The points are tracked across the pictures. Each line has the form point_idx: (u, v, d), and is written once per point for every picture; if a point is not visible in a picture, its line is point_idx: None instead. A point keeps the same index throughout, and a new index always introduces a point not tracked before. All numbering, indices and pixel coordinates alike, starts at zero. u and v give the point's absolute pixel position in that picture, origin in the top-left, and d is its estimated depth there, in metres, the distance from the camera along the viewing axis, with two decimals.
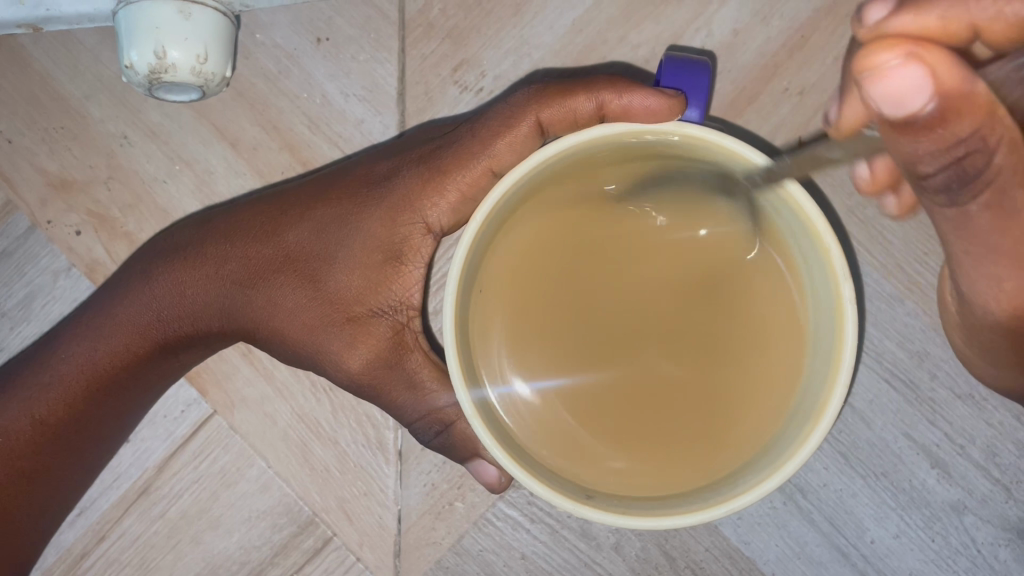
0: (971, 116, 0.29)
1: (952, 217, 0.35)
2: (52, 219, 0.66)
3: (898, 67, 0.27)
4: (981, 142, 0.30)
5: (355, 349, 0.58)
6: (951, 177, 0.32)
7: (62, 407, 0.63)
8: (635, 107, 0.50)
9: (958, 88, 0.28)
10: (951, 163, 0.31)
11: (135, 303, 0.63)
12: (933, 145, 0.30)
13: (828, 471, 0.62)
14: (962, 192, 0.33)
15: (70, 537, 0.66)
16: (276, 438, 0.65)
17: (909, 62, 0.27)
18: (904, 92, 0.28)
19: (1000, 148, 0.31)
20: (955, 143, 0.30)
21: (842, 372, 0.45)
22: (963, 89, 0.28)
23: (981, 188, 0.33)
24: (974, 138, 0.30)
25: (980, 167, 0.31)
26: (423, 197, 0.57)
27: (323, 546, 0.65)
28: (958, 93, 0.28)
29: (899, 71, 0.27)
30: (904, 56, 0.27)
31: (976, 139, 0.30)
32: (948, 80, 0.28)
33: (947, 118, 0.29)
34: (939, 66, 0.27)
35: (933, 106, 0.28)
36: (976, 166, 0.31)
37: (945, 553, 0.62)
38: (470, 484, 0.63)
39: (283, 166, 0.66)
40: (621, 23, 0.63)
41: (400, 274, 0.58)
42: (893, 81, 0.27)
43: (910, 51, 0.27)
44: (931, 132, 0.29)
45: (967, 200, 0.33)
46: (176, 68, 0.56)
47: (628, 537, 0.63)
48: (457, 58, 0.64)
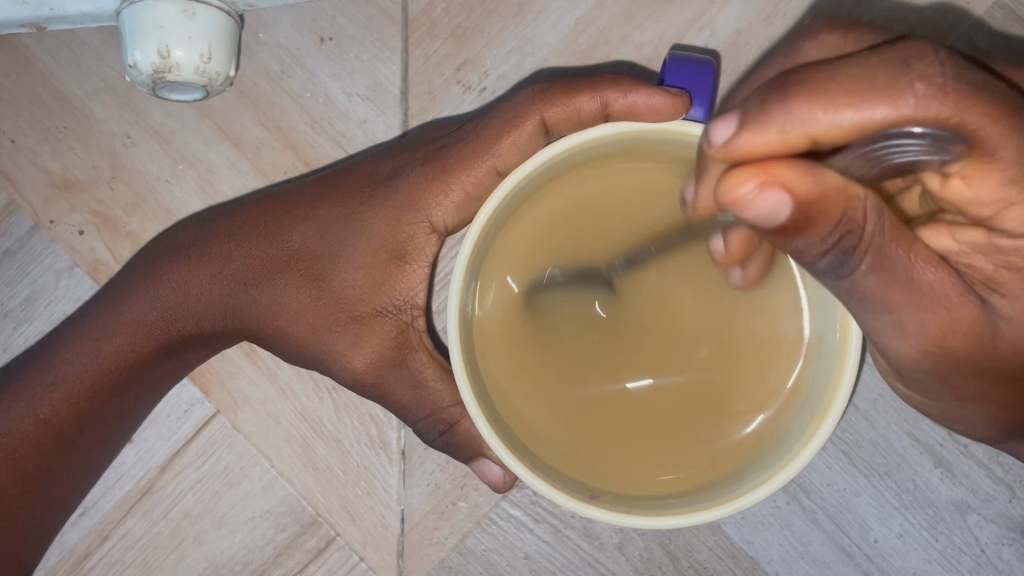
0: (834, 209, 0.35)
1: (844, 286, 0.40)
2: (56, 219, 0.66)
3: (757, 197, 0.34)
4: (852, 224, 0.36)
5: (359, 348, 0.58)
6: (834, 258, 0.37)
7: (65, 407, 0.63)
8: (640, 106, 0.50)
9: (811, 193, 0.34)
10: (831, 247, 0.37)
11: (139, 303, 0.63)
12: (812, 238, 0.36)
13: (831, 471, 0.62)
14: (848, 264, 0.38)
15: (73, 537, 0.66)
16: (279, 437, 0.65)
17: (764, 189, 0.34)
18: (770, 211, 0.34)
19: (870, 220, 0.36)
20: (827, 234, 0.36)
21: (846, 371, 0.45)
22: (817, 189, 0.34)
23: (861, 255, 0.38)
24: (842, 225, 0.36)
25: (855, 243, 0.37)
26: (427, 197, 0.57)
27: (326, 546, 0.65)
28: (816, 196, 0.34)
29: (755, 198, 0.34)
30: (759, 186, 0.34)
31: (845, 226, 0.36)
32: (801, 190, 0.34)
33: (810, 221, 0.35)
34: (788, 183, 0.34)
35: (797, 212, 0.34)
36: (852, 244, 0.37)
37: (949, 552, 0.62)
38: (474, 484, 0.63)
39: (286, 166, 0.66)
40: (624, 23, 0.63)
41: (404, 273, 0.58)
42: (756, 206, 0.34)
43: (761, 177, 0.34)
44: (803, 232, 0.36)
45: (853, 270, 0.38)
46: (180, 67, 0.56)
47: (632, 537, 0.63)
48: (460, 58, 0.64)
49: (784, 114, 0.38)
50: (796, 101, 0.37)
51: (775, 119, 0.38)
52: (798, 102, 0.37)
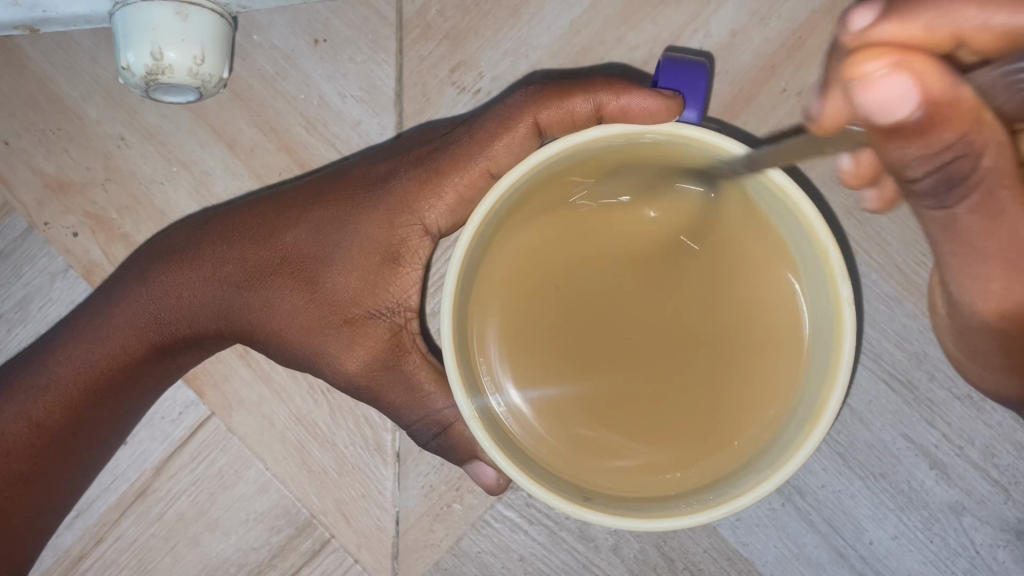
0: (955, 123, 0.29)
1: (940, 218, 0.35)
2: (49, 221, 0.66)
3: (885, 76, 0.27)
4: (968, 148, 0.30)
5: (352, 351, 0.58)
6: (940, 179, 0.32)
7: (59, 410, 0.63)
8: (633, 109, 0.50)
9: (943, 94, 0.28)
10: (936, 166, 0.31)
11: (132, 305, 0.62)
12: (920, 150, 0.30)
13: (826, 472, 0.62)
14: (951, 194, 0.33)
15: (68, 540, 0.66)
16: (273, 440, 0.65)
17: (896, 71, 0.27)
18: (889, 101, 0.28)
19: (989, 151, 0.31)
20: (943, 147, 0.30)
21: (841, 374, 0.44)
22: (947, 94, 0.28)
23: (970, 190, 0.33)
24: (961, 144, 0.30)
25: (967, 171, 0.31)
26: (420, 199, 0.57)
27: (321, 548, 0.65)
28: (944, 100, 0.28)
29: (882, 79, 0.27)
30: (889, 65, 0.27)
31: (964, 144, 0.30)
32: (936, 84, 0.28)
33: (933, 123, 0.29)
34: (923, 71, 0.27)
35: (919, 111, 0.28)
36: (964, 170, 0.31)
37: (944, 554, 0.62)
38: (468, 486, 0.63)
39: (280, 167, 0.66)
40: (618, 24, 0.63)
41: (397, 276, 0.58)
42: (879, 90, 0.27)
43: (898, 59, 0.27)
44: (919, 137, 0.29)
45: (954, 203, 0.34)
46: (173, 69, 0.56)
47: (627, 539, 0.63)
48: (454, 60, 0.64)
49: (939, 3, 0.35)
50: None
51: (926, 12, 0.35)
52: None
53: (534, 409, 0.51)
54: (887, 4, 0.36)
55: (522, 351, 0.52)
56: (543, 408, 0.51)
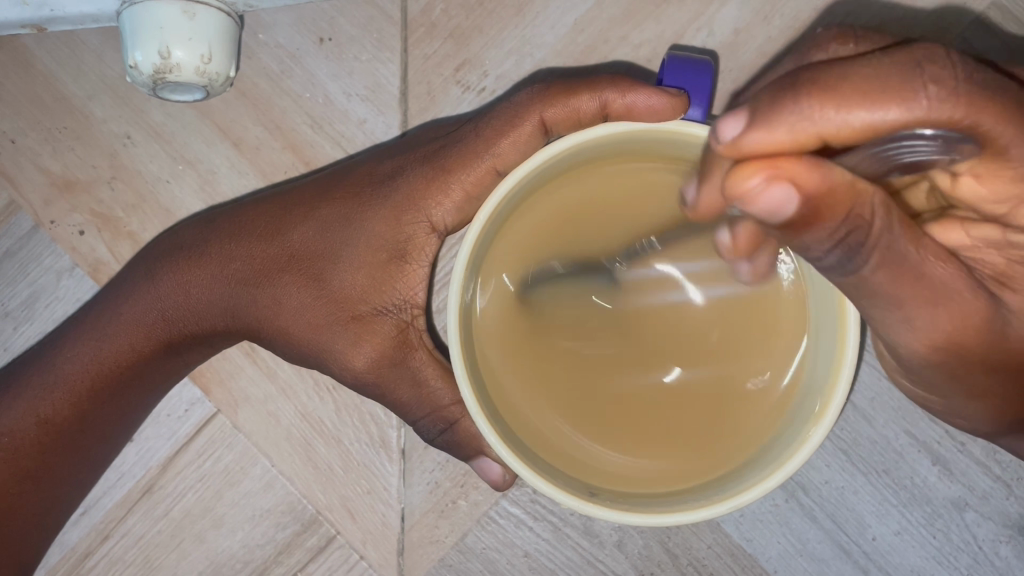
0: (838, 209, 0.35)
1: (851, 283, 0.40)
2: (56, 219, 0.67)
3: (762, 190, 0.34)
4: (858, 220, 0.36)
5: (360, 348, 0.58)
6: (842, 254, 0.37)
7: (66, 408, 0.63)
8: (639, 106, 0.51)
9: (820, 190, 0.35)
10: (839, 241, 0.36)
11: (140, 303, 0.63)
12: (821, 234, 0.36)
13: (829, 468, 0.62)
14: (857, 261, 0.38)
15: (74, 537, 0.66)
16: (279, 437, 0.65)
17: (771, 184, 0.34)
18: (774, 205, 0.35)
19: (878, 214, 0.36)
20: (832, 230, 0.36)
21: (845, 371, 0.45)
22: (827, 187, 0.35)
23: (869, 252, 0.38)
24: (849, 222, 0.36)
25: (863, 241, 0.37)
26: (427, 196, 0.57)
27: (327, 544, 0.65)
28: (822, 192, 0.35)
29: (760, 193, 0.35)
30: (765, 179, 0.34)
31: (850, 221, 0.36)
32: (808, 186, 0.35)
33: (817, 215, 0.35)
34: (794, 178, 0.34)
35: (802, 207, 0.35)
36: (858, 241, 0.37)
37: (947, 550, 0.62)
38: (473, 483, 0.63)
39: (286, 166, 0.66)
40: (623, 23, 0.63)
41: (405, 273, 0.59)
42: (761, 199, 0.35)
43: (771, 173, 0.35)
44: (810, 227, 0.36)
45: (864, 268, 0.38)
46: (181, 68, 0.57)
47: (631, 535, 0.64)
48: (459, 58, 0.64)
49: (794, 114, 0.38)
50: (805, 103, 0.38)
51: (786, 119, 0.38)
52: (801, 106, 0.38)
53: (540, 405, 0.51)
54: (755, 113, 0.39)
55: (527, 346, 0.52)
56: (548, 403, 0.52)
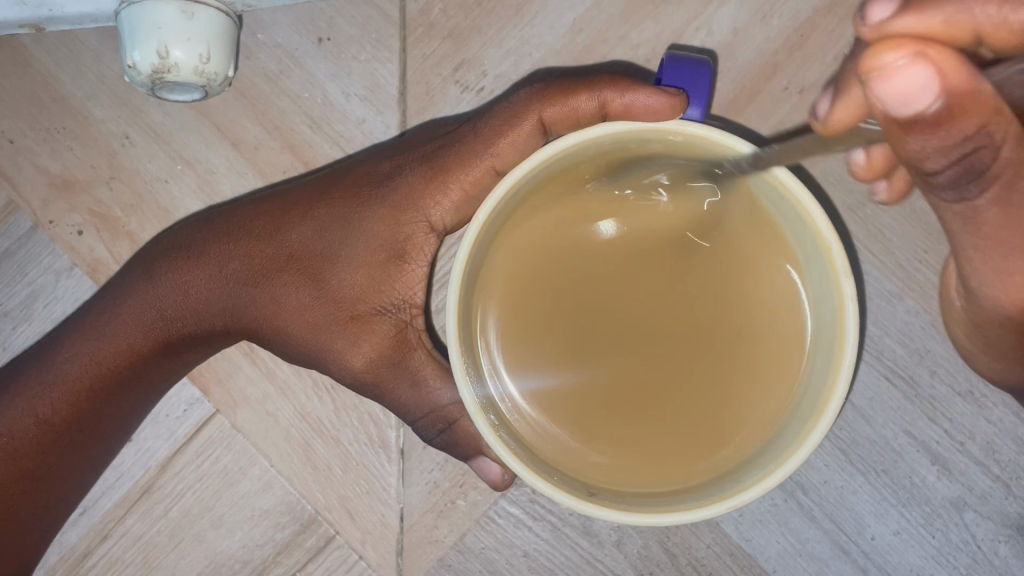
0: (973, 115, 0.30)
1: (962, 210, 0.36)
2: (55, 219, 0.66)
3: (904, 66, 0.27)
4: (987, 138, 0.31)
5: (359, 348, 0.58)
6: (957, 172, 0.33)
7: (64, 407, 0.63)
8: (637, 105, 0.50)
9: (960, 88, 0.29)
10: (956, 160, 0.32)
11: (138, 302, 0.63)
12: (940, 142, 0.31)
13: (828, 468, 0.62)
14: (970, 186, 0.34)
15: (73, 537, 0.66)
16: (278, 437, 0.65)
17: (914, 62, 0.27)
18: (908, 90, 0.28)
19: (1007, 143, 0.32)
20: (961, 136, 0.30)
21: (843, 371, 0.45)
22: (967, 87, 0.29)
23: (988, 182, 0.34)
24: (977, 137, 0.31)
25: (986, 163, 0.32)
26: (426, 196, 0.57)
27: (326, 544, 0.65)
28: (962, 90, 0.29)
29: (900, 70, 0.27)
30: (909, 56, 0.27)
31: (979, 137, 0.31)
32: (951, 78, 0.28)
33: (951, 116, 0.29)
34: (939, 62, 0.28)
35: (937, 107, 0.29)
36: (980, 165, 0.32)
37: (946, 549, 0.62)
38: (472, 482, 0.63)
39: (285, 166, 0.66)
40: (621, 23, 0.63)
41: (404, 272, 0.59)
42: (897, 80, 0.28)
43: (915, 50, 0.28)
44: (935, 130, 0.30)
45: (976, 195, 0.35)
46: (179, 68, 0.57)
47: (630, 535, 0.64)
48: (458, 58, 0.64)
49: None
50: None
51: (947, 4, 0.38)
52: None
53: (536, 401, 0.52)
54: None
55: (523, 343, 0.52)
56: (543, 400, 0.52)
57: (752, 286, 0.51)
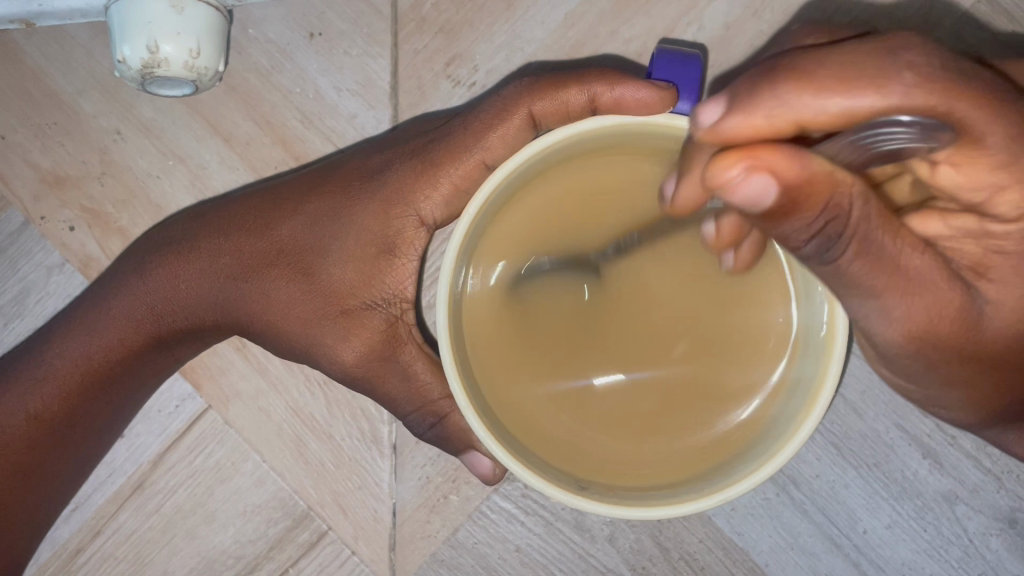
0: (816, 197, 0.35)
1: (832, 272, 0.39)
2: (46, 215, 0.66)
3: (741, 180, 0.34)
4: (837, 209, 0.36)
5: (349, 342, 0.58)
6: (820, 244, 0.37)
7: (57, 402, 0.63)
8: (628, 99, 0.51)
9: (797, 179, 0.34)
10: (816, 232, 0.36)
11: (129, 297, 0.63)
12: (798, 225, 0.36)
13: (820, 462, 0.63)
14: (834, 250, 0.37)
15: (65, 533, 0.66)
16: (270, 432, 0.65)
17: (750, 175, 0.34)
18: (752, 195, 0.35)
19: (856, 204, 0.36)
20: (811, 221, 0.36)
21: (835, 359, 0.45)
22: (802, 176, 0.34)
23: (848, 242, 0.37)
24: (828, 212, 0.35)
25: (841, 231, 0.36)
26: (416, 190, 0.57)
27: (319, 539, 0.65)
28: (800, 182, 0.34)
29: (738, 183, 0.34)
30: (744, 170, 0.34)
31: (828, 213, 0.35)
32: (787, 174, 0.34)
33: (794, 205, 0.35)
34: (771, 167, 0.34)
35: (776, 197, 0.35)
36: (837, 232, 0.36)
37: (937, 543, 0.62)
38: (465, 477, 0.63)
39: (276, 161, 0.66)
40: (613, 18, 0.63)
41: (394, 267, 0.59)
42: (735, 189, 0.34)
43: (750, 163, 0.34)
44: (789, 217, 0.36)
45: (840, 256, 0.37)
46: (169, 62, 0.56)
47: (623, 529, 0.64)
48: (450, 53, 0.64)
49: (771, 100, 0.40)
50: (785, 84, 0.40)
51: (763, 105, 0.40)
52: (783, 88, 0.40)
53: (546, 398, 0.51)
54: (733, 100, 0.41)
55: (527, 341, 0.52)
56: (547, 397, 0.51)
57: (733, 278, 0.51)
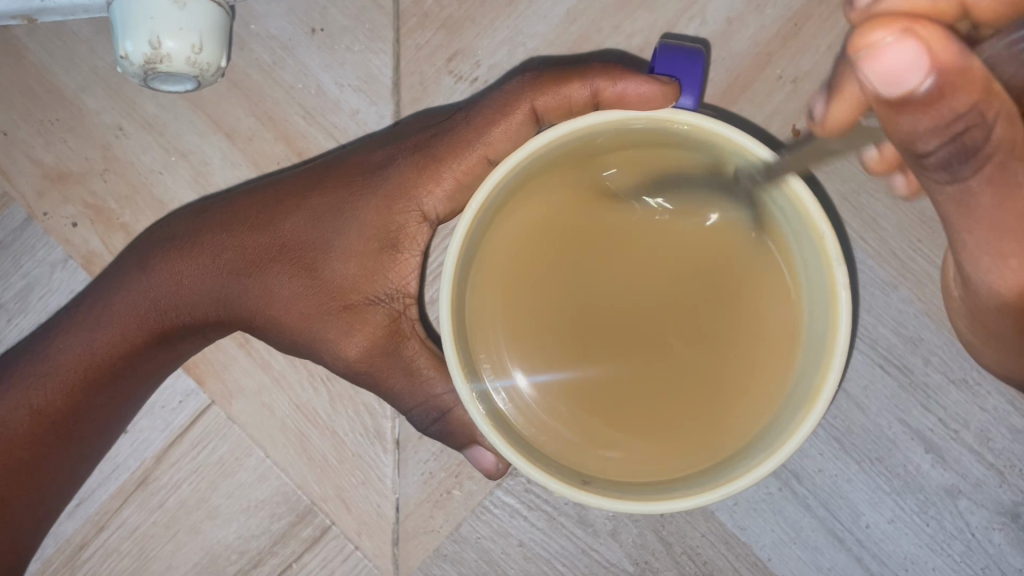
0: (966, 93, 0.29)
1: (952, 193, 0.34)
2: (49, 212, 0.66)
3: (889, 45, 0.27)
4: (981, 116, 0.30)
5: (352, 337, 0.58)
6: (950, 153, 0.31)
7: (60, 398, 0.63)
8: (629, 94, 0.50)
9: (950, 64, 0.28)
10: (948, 140, 0.30)
11: (132, 293, 0.63)
12: (931, 121, 0.30)
13: (823, 457, 0.63)
14: (964, 166, 0.32)
15: (69, 528, 0.66)
16: (273, 428, 0.65)
17: (903, 39, 0.27)
18: (897, 70, 0.27)
19: (1002, 120, 0.30)
20: (948, 119, 0.29)
21: (839, 343, 0.45)
22: (958, 64, 0.28)
23: (982, 162, 0.32)
24: (971, 112, 0.29)
25: (980, 142, 0.31)
26: (419, 185, 0.57)
27: (322, 534, 0.65)
28: (956, 69, 0.28)
29: (886, 48, 0.27)
30: (898, 34, 0.27)
31: (973, 114, 0.29)
32: (940, 53, 0.27)
33: (941, 94, 0.28)
34: (926, 39, 0.27)
35: (925, 85, 0.28)
36: (977, 141, 0.31)
37: (940, 537, 0.62)
38: (468, 472, 0.64)
39: (278, 157, 0.66)
40: (615, 13, 0.63)
41: (397, 262, 0.59)
42: (886, 58, 0.27)
43: (904, 27, 0.27)
44: (926, 108, 0.29)
45: (969, 174, 0.32)
46: (172, 58, 0.57)
47: (625, 524, 0.64)
48: (452, 48, 0.64)
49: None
50: None
51: None
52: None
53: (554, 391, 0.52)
54: None
55: (534, 334, 0.52)
56: (554, 391, 0.52)
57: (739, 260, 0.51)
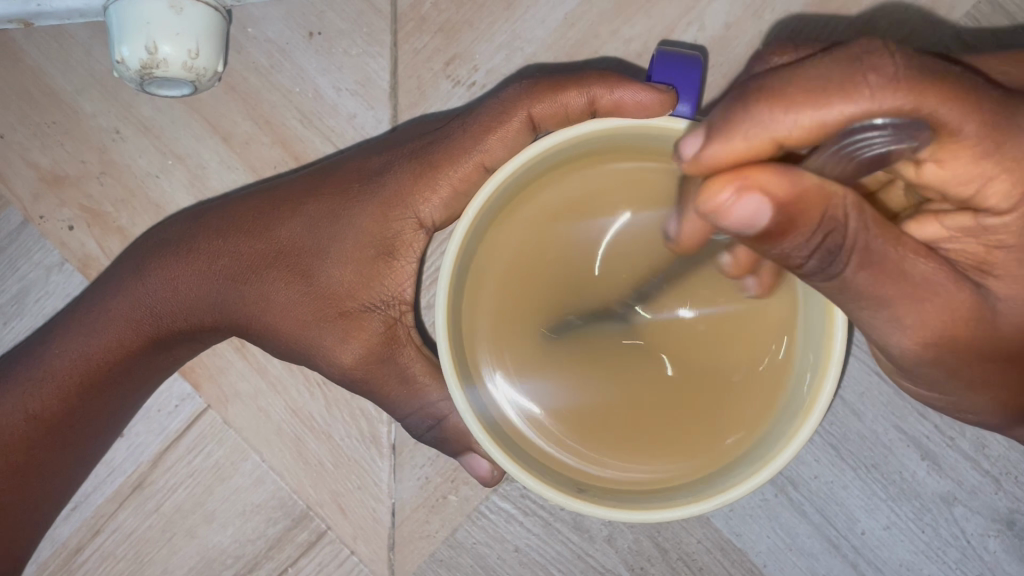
0: (812, 210, 0.38)
1: (836, 286, 0.41)
2: (45, 215, 0.66)
3: (735, 201, 0.37)
4: (833, 222, 0.38)
5: (347, 344, 0.58)
6: (821, 257, 0.39)
7: (55, 403, 0.63)
8: (627, 101, 0.51)
9: (791, 194, 0.37)
10: (815, 248, 0.39)
11: (129, 298, 0.63)
12: (794, 241, 0.38)
13: (819, 463, 0.63)
14: (835, 265, 0.40)
15: (65, 532, 0.66)
16: (269, 433, 0.65)
17: (742, 195, 0.37)
18: (748, 215, 0.37)
19: (850, 216, 0.38)
20: (806, 237, 0.38)
21: (835, 352, 0.45)
22: (795, 191, 0.37)
23: (849, 253, 0.39)
24: (823, 225, 0.38)
25: (840, 242, 0.39)
26: (415, 193, 0.57)
27: (317, 539, 0.65)
28: (792, 196, 0.37)
29: (732, 204, 0.37)
30: (735, 192, 0.37)
31: (823, 225, 0.38)
32: (778, 193, 0.37)
33: (791, 222, 0.38)
34: (764, 187, 0.37)
35: (774, 219, 0.37)
36: (835, 244, 0.39)
37: (935, 544, 0.62)
38: (464, 478, 0.64)
39: (275, 161, 0.66)
40: (613, 18, 0.63)
41: (392, 269, 0.59)
42: (736, 210, 0.37)
43: (740, 185, 0.37)
44: (786, 236, 0.38)
45: (842, 268, 0.40)
46: (167, 64, 0.56)
47: (621, 530, 0.64)
48: (449, 53, 0.64)
49: (746, 126, 0.41)
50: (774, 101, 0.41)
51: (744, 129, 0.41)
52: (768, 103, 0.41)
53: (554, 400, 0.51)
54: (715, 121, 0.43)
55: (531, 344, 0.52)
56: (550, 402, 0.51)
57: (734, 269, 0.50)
